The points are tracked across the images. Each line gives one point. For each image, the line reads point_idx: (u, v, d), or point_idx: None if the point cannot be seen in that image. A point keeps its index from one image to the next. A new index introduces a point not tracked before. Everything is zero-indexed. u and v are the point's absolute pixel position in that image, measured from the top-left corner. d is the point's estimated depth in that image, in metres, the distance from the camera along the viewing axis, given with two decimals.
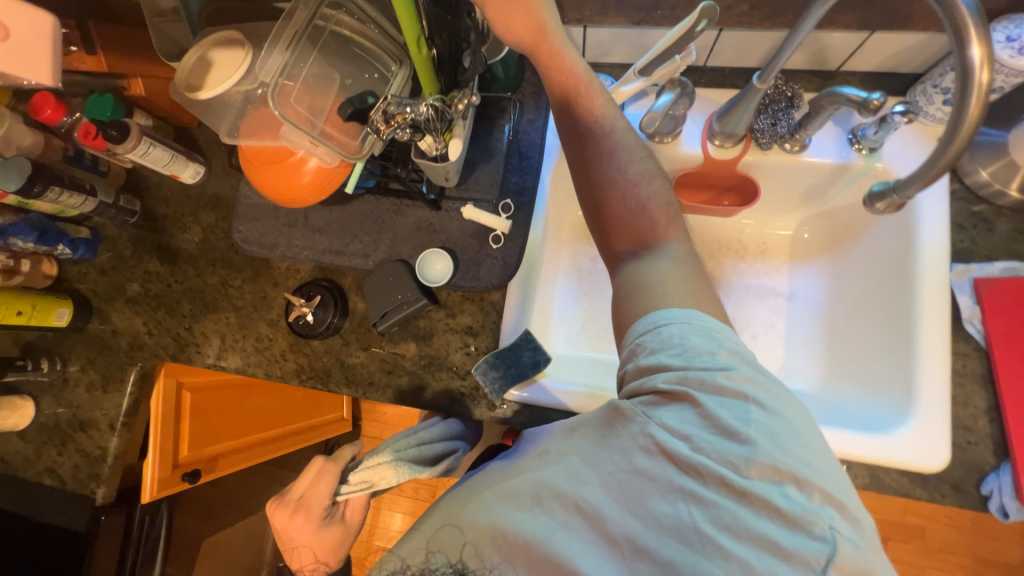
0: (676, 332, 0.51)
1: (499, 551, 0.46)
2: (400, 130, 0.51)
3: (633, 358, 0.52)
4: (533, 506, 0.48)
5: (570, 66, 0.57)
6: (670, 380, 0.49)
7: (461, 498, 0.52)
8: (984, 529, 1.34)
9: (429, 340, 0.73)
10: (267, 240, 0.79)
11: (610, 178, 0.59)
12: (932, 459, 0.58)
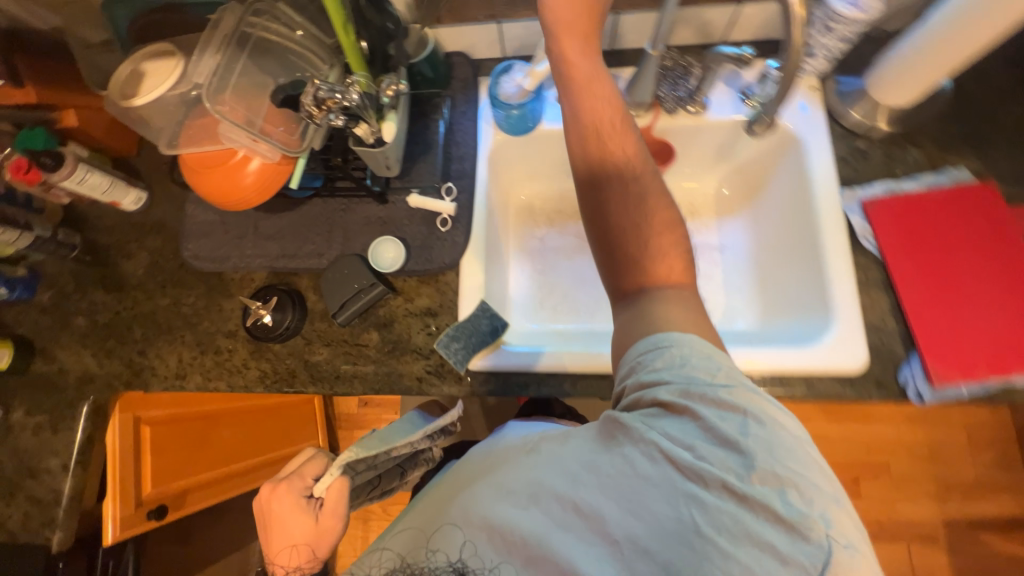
0: (688, 347, 0.49)
1: (489, 550, 0.48)
2: (333, 114, 0.55)
3: (644, 366, 0.50)
4: (526, 507, 0.48)
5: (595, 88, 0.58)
6: (672, 389, 0.48)
7: (460, 497, 0.54)
8: (938, 454, 1.45)
9: (390, 327, 0.75)
10: (219, 254, 0.80)
11: (607, 199, 0.56)
12: (853, 361, 0.65)
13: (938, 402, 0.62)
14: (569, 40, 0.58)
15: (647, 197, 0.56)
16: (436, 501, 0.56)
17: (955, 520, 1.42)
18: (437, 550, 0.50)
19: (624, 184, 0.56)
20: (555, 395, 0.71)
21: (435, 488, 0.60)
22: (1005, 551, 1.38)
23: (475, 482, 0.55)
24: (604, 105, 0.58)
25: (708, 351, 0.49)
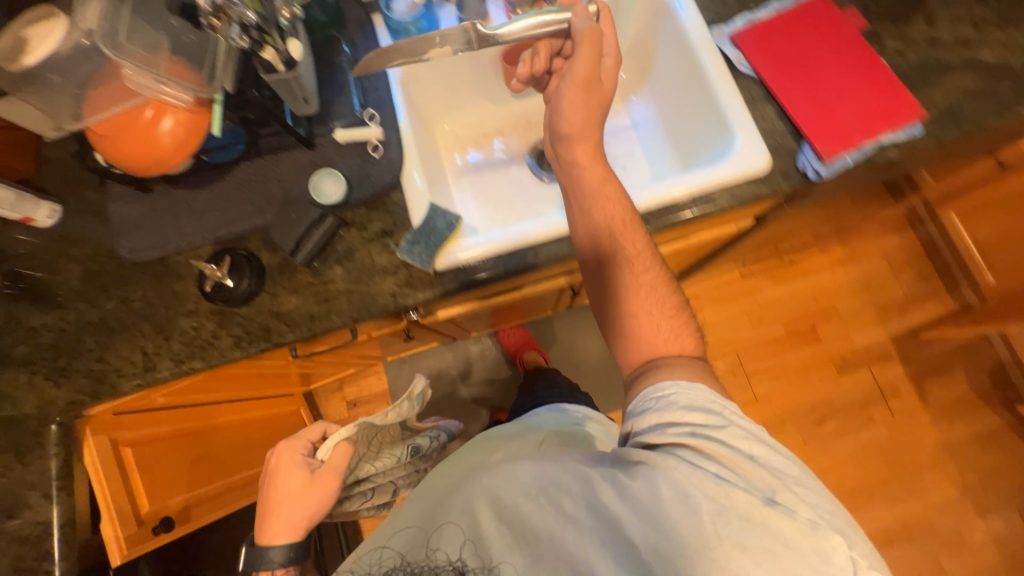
0: (702, 393, 0.57)
1: (492, 545, 0.54)
2: (233, 28, 0.59)
3: (656, 402, 0.58)
4: (536, 500, 0.54)
5: (604, 190, 0.66)
6: (681, 424, 0.55)
7: (477, 481, 0.60)
8: (869, 284, 1.66)
9: (352, 257, 0.76)
10: (157, 240, 0.78)
11: (613, 275, 0.66)
12: (761, 162, 0.75)
13: (831, 173, 0.74)
14: (582, 141, 0.67)
15: (651, 280, 0.66)
16: (446, 498, 0.63)
17: (899, 334, 1.61)
18: (440, 549, 0.56)
19: (628, 263, 0.65)
20: (523, 269, 0.76)
21: (443, 492, 0.67)
22: (945, 346, 1.59)
23: (494, 469, 0.61)
24: (615, 201, 0.66)
25: (719, 402, 0.57)
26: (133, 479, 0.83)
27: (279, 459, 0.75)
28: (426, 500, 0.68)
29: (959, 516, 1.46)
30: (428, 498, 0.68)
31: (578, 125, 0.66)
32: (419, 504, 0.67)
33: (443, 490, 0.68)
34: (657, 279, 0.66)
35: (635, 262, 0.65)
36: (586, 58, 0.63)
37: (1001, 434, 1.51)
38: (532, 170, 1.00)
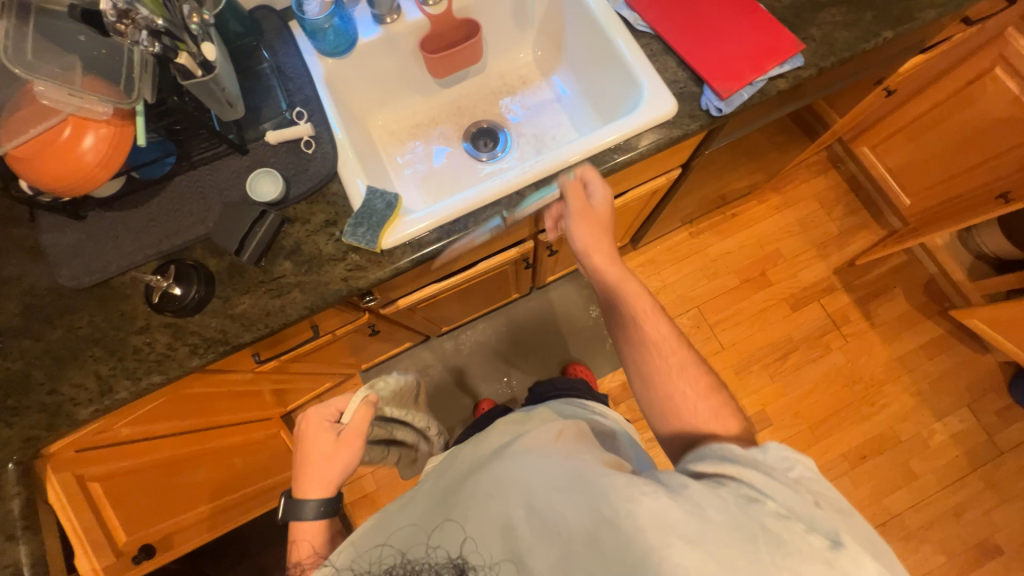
0: (774, 450, 0.52)
1: (503, 540, 0.49)
2: (140, 32, 0.60)
3: (705, 454, 0.56)
4: (572, 497, 0.48)
5: (623, 287, 0.73)
6: (736, 465, 0.51)
7: (503, 462, 0.56)
8: (806, 225, 1.78)
9: (300, 250, 0.78)
10: (98, 264, 0.77)
11: (641, 361, 0.69)
12: (666, 108, 0.82)
13: (732, 108, 0.81)
14: (598, 252, 0.74)
15: (678, 362, 0.67)
16: (460, 485, 0.57)
17: (840, 266, 1.73)
18: (441, 545, 0.50)
19: (655, 348, 0.69)
20: (468, 237, 0.79)
21: (458, 475, 0.61)
22: (882, 270, 1.71)
23: (525, 451, 0.56)
24: (639, 296, 0.72)
25: (791, 459, 0.51)
26: (104, 513, 0.82)
27: (318, 414, 0.72)
28: (436, 485, 0.61)
29: (920, 422, 1.57)
30: (439, 483, 0.61)
31: (587, 239, 0.74)
32: (429, 491, 0.61)
33: (458, 472, 0.62)
34: (685, 360, 0.68)
35: (662, 348, 0.69)
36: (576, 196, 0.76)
37: (944, 341, 1.63)
38: (470, 154, 1.04)
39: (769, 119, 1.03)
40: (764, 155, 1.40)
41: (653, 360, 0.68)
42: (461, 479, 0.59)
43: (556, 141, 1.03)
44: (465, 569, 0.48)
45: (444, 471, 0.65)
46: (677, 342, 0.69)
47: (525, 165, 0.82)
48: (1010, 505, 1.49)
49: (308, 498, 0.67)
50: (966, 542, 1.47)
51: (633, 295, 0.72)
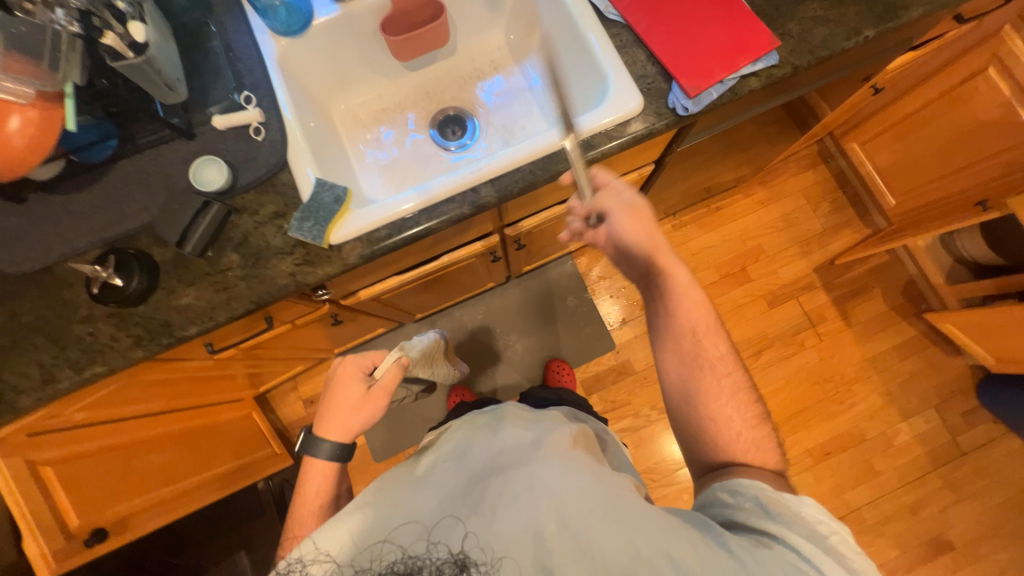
0: (811, 510, 0.56)
1: (524, 547, 0.53)
2: (65, 18, 0.62)
3: (741, 494, 0.59)
4: (603, 522, 0.54)
5: (684, 298, 0.71)
6: (778, 523, 0.55)
7: (534, 468, 0.59)
8: (790, 221, 1.75)
9: (246, 243, 0.76)
10: (38, 250, 0.75)
11: (694, 378, 0.69)
12: (630, 106, 0.79)
13: (699, 108, 0.78)
14: (666, 256, 0.71)
15: (732, 382, 0.69)
16: (479, 481, 0.61)
17: (820, 264, 1.71)
18: (442, 541, 0.55)
19: (710, 366, 0.69)
20: (419, 233, 0.78)
21: (470, 464, 0.64)
22: (861, 269, 1.70)
23: (557, 463, 0.60)
24: (702, 314, 0.71)
25: (832, 526, 0.55)
26: (56, 497, 0.83)
27: (351, 365, 0.76)
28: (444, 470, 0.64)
29: (886, 421, 1.58)
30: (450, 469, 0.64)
31: (644, 233, 0.70)
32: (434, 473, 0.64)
33: (470, 462, 0.64)
34: (737, 382, 0.69)
35: (719, 368, 0.69)
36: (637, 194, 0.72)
37: (917, 343, 1.63)
38: (437, 142, 1.00)
39: (746, 116, 1.00)
40: (752, 148, 1.34)
41: (706, 379, 0.69)
42: (477, 473, 0.62)
43: (525, 131, 1.00)
44: (466, 565, 0.53)
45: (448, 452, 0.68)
46: (732, 362, 0.70)
47: (482, 161, 0.80)
48: (967, 504, 1.50)
49: (326, 438, 0.71)
50: (919, 537, 1.49)
51: (698, 313, 0.71)
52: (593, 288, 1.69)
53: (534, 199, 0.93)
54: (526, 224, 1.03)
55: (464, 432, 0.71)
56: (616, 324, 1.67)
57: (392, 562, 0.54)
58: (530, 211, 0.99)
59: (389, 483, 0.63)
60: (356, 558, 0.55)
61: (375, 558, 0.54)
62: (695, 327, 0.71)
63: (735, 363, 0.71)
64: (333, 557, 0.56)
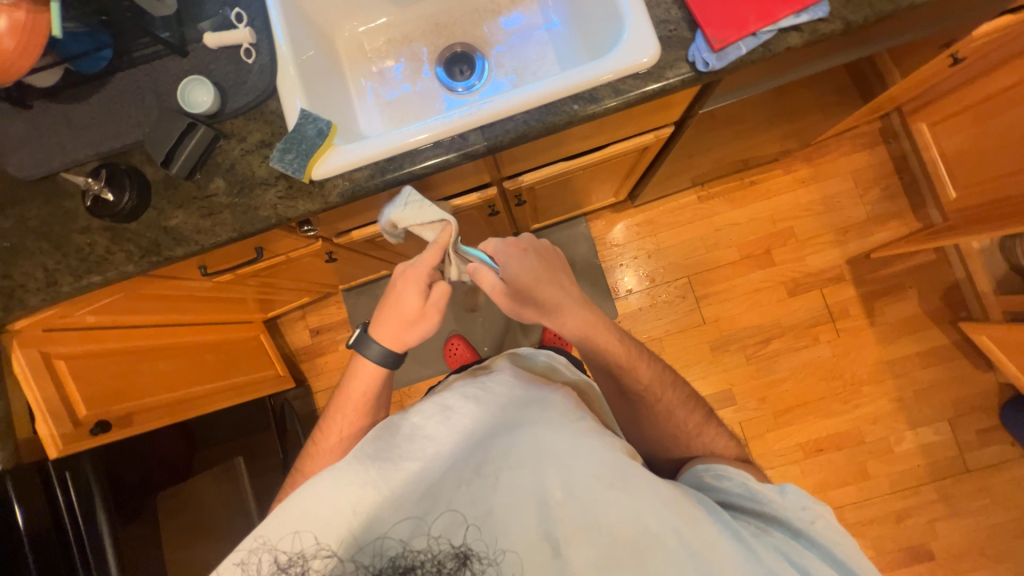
0: (796, 496, 0.57)
1: (530, 522, 0.47)
2: None
3: (728, 480, 0.61)
4: (614, 492, 0.48)
5: (610, 343, 0.68)
6: (771, 508, 0.57)
7: (534, 431, 0.52)
8: (831, 204, 1.60)
9: (233, 169, 0.77)
10: (41, 158, 0.78)
11: (667, 437, 0.71)
12: (642, 57, 0.71)
13: (723, 64, 0.70)
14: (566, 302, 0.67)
15: (698, 421, 0.71)
16: (476, 448, 0.52)
17: (855, 256, 1.58)
18: (444, 530, 0.47)
19: (646, 394, 0.70)
20: (402, 178, 0.75)
21: (462, 426, 0.55)
22: (900, 266, 1.56)
23: (559, 425, 0.53)
24: (649, 374, 0.71)
25: (818, 511, 0.56)
26: (68, 388, 0.89)
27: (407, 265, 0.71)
28: (435, 432, 0.54)
29: (890, 427, 1.50)
30: (440, 428, 0.55)
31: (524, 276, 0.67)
32: (421, 436, 0.54)
33: (463, 424, 0.55)
34: (702, 419, 0.72)
35: (685, 419, 0.71)
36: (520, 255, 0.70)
37: (945, 352, 1.52)
38: (442, 82, 0.94)
39: (784, 81, 0.88)
40: (804, 117, 1.19)
41: (678, 435, 0.70)
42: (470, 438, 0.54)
43: (537, 77, 0.93)
44: (467, 558, 0.46)
45: (433, 403, 0.58)
46: (691, 406, 0.72)
47: (475, 106, 0.74)
48: (958, 520, 1.44)
49: (380, 338, 0.71)
50: (899, 543, 1.45)
51: (646, 373, 0.70)
52: (604, 255, 1.64)
53: (533, 152, 0.88)
54: (527, 179, 1.00)
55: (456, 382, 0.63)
56: (622, 294, 1.62)
57: (394, 558, 0.46)
58: (530, 165, 0.96)
59: (369, 449, 0.53)
60: (349, 552, 0.47)
61: (372, 554, 0.47)
62: (650, 390, 0.70)
63: (695, 403, 0.73)
64: (317, 546, 0.47)
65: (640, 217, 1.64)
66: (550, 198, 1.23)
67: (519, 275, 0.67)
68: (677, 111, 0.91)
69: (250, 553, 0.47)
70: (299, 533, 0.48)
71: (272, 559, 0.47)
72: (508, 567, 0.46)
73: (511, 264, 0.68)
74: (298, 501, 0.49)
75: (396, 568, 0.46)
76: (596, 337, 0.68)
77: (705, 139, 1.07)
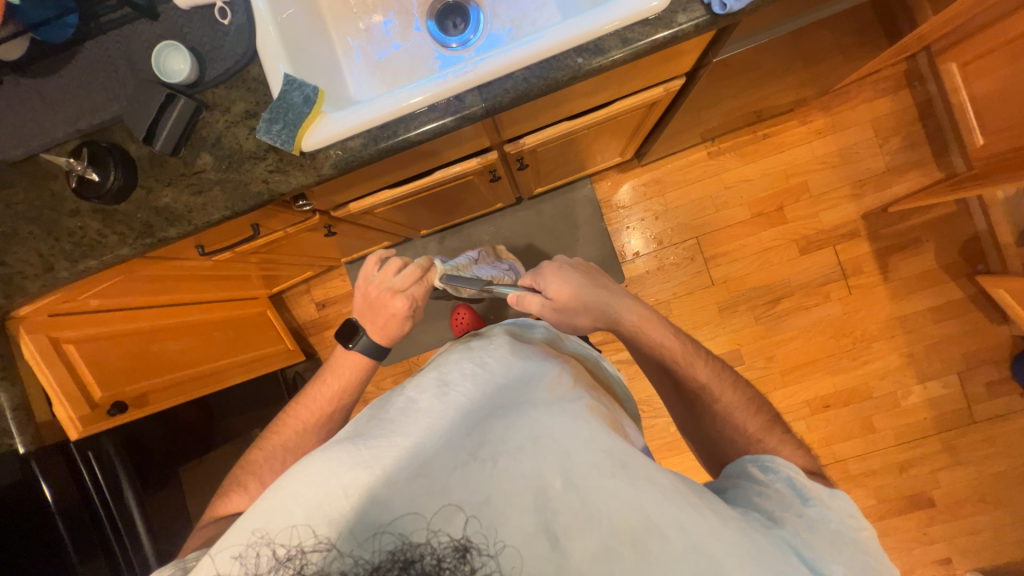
0: (844, 503, 0.56)
1: (529, 510, 0.47)
2: None
3: (774, 473, 0.59)
4: (615, 479, 0.48)
5: (663, 342, 0.71)
6: (811, 508, 0.55)
7: (533, 414, 0.52)
8: (849, 155, 1.53)
9: (219, 142, 0.73)
10: (18, 138, 0.74)
11: (723, 440, 0.69)
12: (651, 1, 0.65)
13: (741, 5, 0.64)
14: (628, 308, 0.72)
15: (761, 426, 0.67)
16: (473, 430, 0.52)
17: (871, 210, 1.52)
18: (443, 525, 0.47)
19: (704, 392, 0.70)
20: (397, 147, 0.71)
21: (459, 408, 0.54)
22: (918, 219, 1.50)
23: (557, 409, 0.53)
24: (706, 372, 0.71)
25: (861, 523, 0.55)
26: (81, 370, 0.89)
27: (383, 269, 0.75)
28: (431, 412, 0.54)
29: (898, 382, 1.50)
30: (435, 406, 0.54)
31: (558, 288, 0.71)
32: (415, 414, 0.54)
33: (458, 404, 0.55)
34: (765, 425, 0.68)
35: (745, 425, 0.68)
36: (554, 283, 0.72)
37: (959, 307, 1.49)
38: (433, 37, 0.88)
39: (805, 22, 0.82)
40: (822, 63, 1.11)
41: (736, 438, 0.67)
42: (467, 418, 0.54)
43: (536, 27, 0.86)
44: (467, 550, 0.46)
45: (429, 383, 0.57)
46: (754, 409, 0.69)
47: (470, 64, 0.69)
48: (961, 468, 1.47)
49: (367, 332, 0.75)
50: (901, 492, 1.48)
51: (703, 371, 0.71)
52: (610, 218, 1.59)
53: (534, 112, 0.83)
54: (529, 141, 0.95)
55: (453, 356, 0.62)
56: (629, 258, 1.58)
57: (393, 552, 0.46)
58: (532, 125, 0.90)
59: (364, 432, 0.53)
60: (348, 544, 0.47)
61: (370, 548, 0.46)
62: (709, 386, 0.70)
63: (758, 406, 0.70)
64: (315, 540, 0.47)
65: (647, 175, 1.58)
66: (554, 160, 1.18)
67: (560, 291, 0.71)
68: (689, 61, 0.85)
69: (248, 547, 0.48)
70: (298, 527, 0.48)
71: (271, 554, 0.48)
72: (506, 561, 0.45)
73: (550, 280, 0.72)
74: (293, 484, 0.49)
75: (396, 561, 0.46)
76: (650, 337, 0.71)
77: (719, 90, 1.00)
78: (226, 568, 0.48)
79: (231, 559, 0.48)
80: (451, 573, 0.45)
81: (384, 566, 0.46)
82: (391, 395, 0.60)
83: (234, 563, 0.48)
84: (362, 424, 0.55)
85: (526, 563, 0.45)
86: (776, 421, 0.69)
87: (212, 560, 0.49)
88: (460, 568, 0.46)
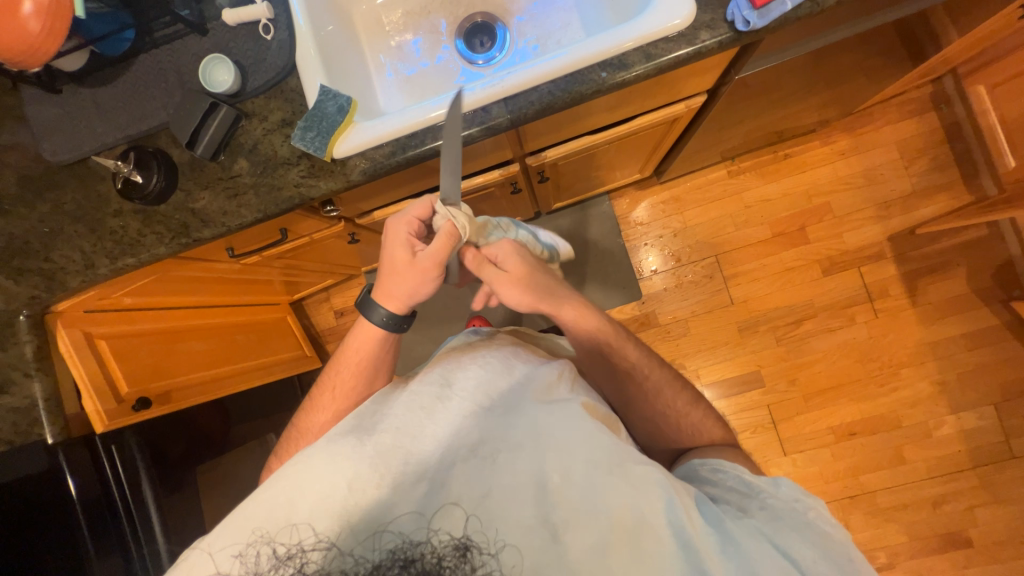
0: (788, 489, 0.55)
1: (527, 504, 0.47)
2: None
3: (722, 472, 0.61)
4: (611, 476, 0.48)
5: (596, 326, 0.74)
6: (761, 500, 0.55)
7: (531, 413, 0.52)
8: (873, 177, 1.51)
9: (256, 149, 0.77)
10: (73, 142, 0.79)
11: (655, 423, 0.73)
12: (675, 18, 0.67)
13: (765, 22, 0.66)
14: (567, 300, 0.73)
15: (687, 401, 0.75)
16: (474, 426, 0.52)
17: (897, 232, 1.49)
18: (443, 523, 0.47)
19: (630, 377, 0.73)
20: (424, 154, 0.74)
21: (459, 408, 0.53)
22: (947, 243, 1.46)
23: (555, 408, 0.53)
24: (634, 355, 0.74)
25: (810, 502, 0.55)
26: (110, 366, 0.91)
27: (401, 222, 0.68)
28: (431, 411, 0.52)
29: (930, 411, 1.44)
30: (433, 404, 0.53)
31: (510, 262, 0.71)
32: (416, 410, 0.52)
33: (460, 400, 0.53)
34: (690, 401, 0.75)
35: (673, 399, 0.74)
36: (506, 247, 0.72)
37: (993, 334, 1.43)
38: (461, 55, 0.92)
39: (829, 40, 0.82)
40: (845, 84, 1.11)
41: (668, 413, 0.73)
42: (467, 416, 0.52)
43: (561, 45, 0.89)
44: (468, 549, 0.46)
45: (432, 381, 0.55)
46: (679, 386, 0.76)
47: (498, 76, 0.72)
48: (1000, 507, 1.38)
49: (381, 305, 0.70)
50: (936, 530, 1.40)
51: (632, 352, 0.74)
52: (628, 234, 1.59)
53: (557, 126, 0.85)
54: (551, 154, 0.97)
55: (455, 356, 0.60)
56: (646, 275, 1.58)
57: (393, 551, 0.46)
58: (554, 139, 0.93)
59: (365, 425, 0.52)
60: (349, 542, 0.46)
61: (371, 547, 0.46)
62: (639, 366, 0.74)
63: (682, 385, 0.77)
64: (316, 537, 0.46)
65: (666, 193, 1.58)
66: (574, 174, 1.19)
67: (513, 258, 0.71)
68: (710, 78, 0.86)
69: (248, 546, 0.47)
70: (299, 526, 0.47)
71: (271, 552, 0.46)
72: (507, 562, 0.45)
73: (494, 249, 0.72)
74: (295, 475, 0.48)
75: (396, 560, 0.45)
76: (586, 317, 0.73)
77: (740, 109, 1.01)
78: (225, 566, 0.46)
79: (231, 557, 0.46)
80: (451, 572, 0.45)
81: (384, 565, 0.45)
82: (393, 389, 0.58)
83: (234, 563, 0.46)
84: (362, 417, 0.54)
85: (527, 563, 0.45)
86: (698, 400, 0.77)
87: (210, 556, 0.47)
88: (460, 568, 0.45)
